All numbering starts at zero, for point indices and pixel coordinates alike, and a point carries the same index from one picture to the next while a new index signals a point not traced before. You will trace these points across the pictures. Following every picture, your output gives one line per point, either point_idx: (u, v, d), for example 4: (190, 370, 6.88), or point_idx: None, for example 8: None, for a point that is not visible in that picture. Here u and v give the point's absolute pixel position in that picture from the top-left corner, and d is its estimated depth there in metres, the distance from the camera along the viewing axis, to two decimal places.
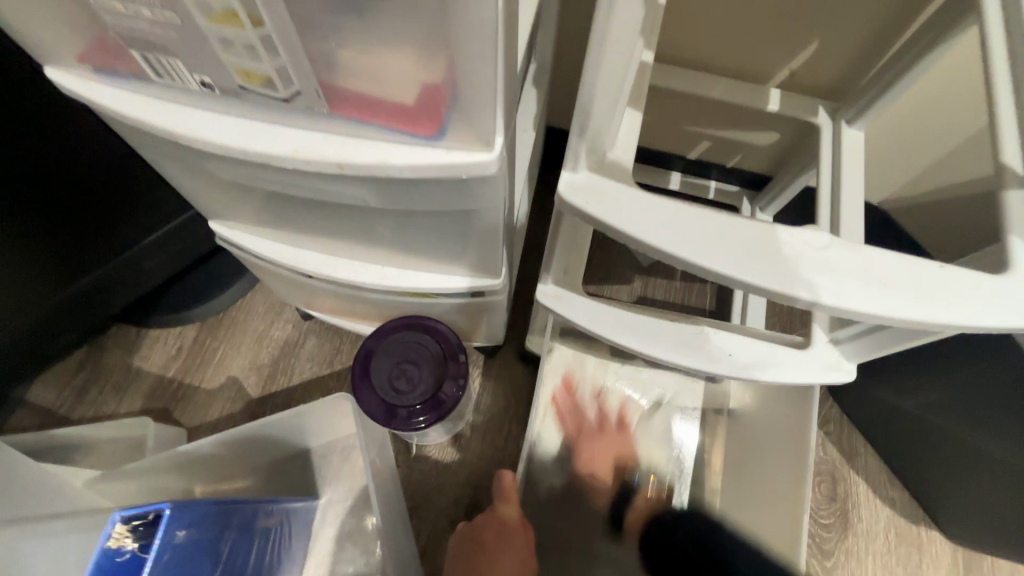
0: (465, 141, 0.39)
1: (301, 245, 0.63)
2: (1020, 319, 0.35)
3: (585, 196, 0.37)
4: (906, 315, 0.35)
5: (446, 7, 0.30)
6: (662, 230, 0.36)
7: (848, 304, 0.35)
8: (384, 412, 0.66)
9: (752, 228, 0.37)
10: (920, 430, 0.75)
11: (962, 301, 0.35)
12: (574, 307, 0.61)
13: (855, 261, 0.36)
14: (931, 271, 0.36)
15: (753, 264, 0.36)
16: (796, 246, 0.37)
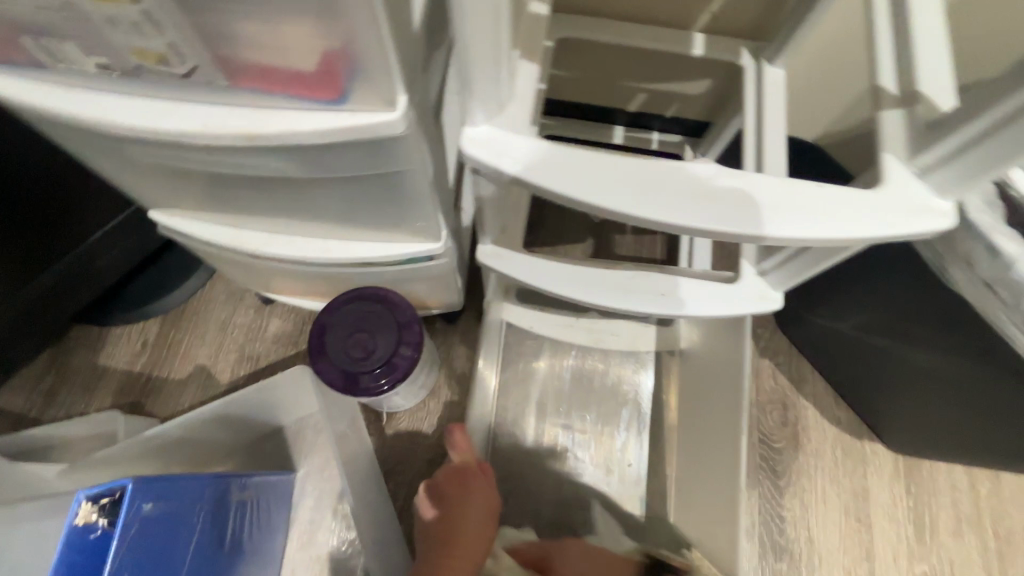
0: (368, 103, 0.40)
1: (242, 225, 0.64)
2: (886, 228, 0.38)
3: (488, 148, 0.39)
4: (786, 234, 0.38)
5: None
6: (557, 174, 0.39)
7: (729, 228, 0.38)
8: (345, 380, 0.67)
9: (641, 166, 0.39)
10: (856, 351, 0.80)
11: (833, 216, 0.39)
12: (513, 262, 0.63)
13: (741, 188, 0.39)
14: (804, 192, 0.39)
15: (646, 198, 0.38)
16: (686, 178, 0.39)
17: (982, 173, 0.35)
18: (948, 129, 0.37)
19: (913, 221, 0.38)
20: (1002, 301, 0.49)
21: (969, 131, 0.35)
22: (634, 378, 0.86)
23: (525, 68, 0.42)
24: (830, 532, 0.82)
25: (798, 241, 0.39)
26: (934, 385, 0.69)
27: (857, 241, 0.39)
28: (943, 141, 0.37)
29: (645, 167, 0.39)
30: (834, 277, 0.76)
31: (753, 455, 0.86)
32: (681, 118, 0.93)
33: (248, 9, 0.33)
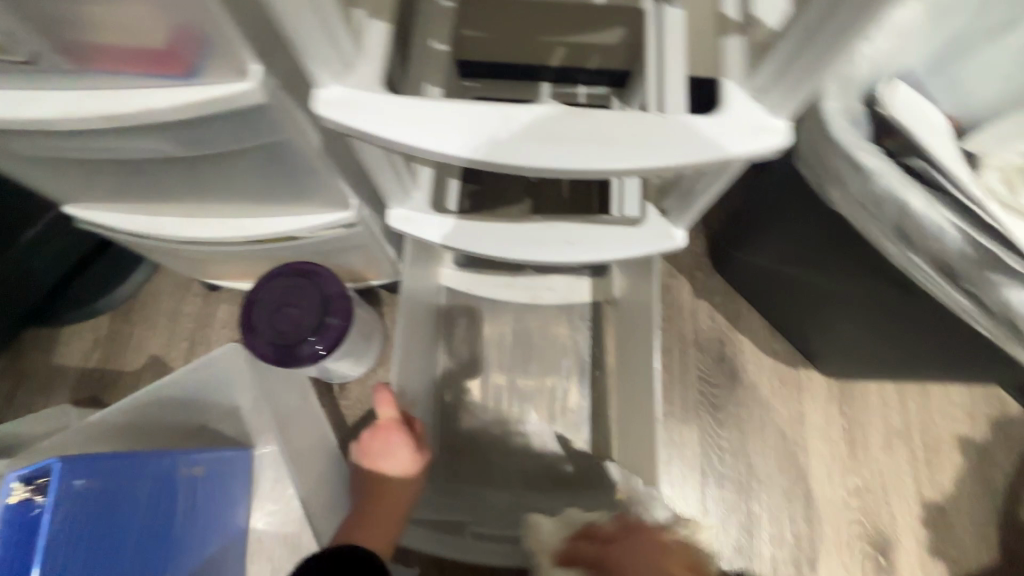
0: (220, 74, 0.41)
1: (155, 212, 0.65)
2: (726, 149, 0.39)
3: (337, 108, 0.40)
4: (629, 163, 0.38)
5: None
6: (405, 128, 0.40)
7: (572, 165, 0.39)
8: (276, 354, 0.69)
9: (488, 112, 0.40)
10: (780, 284, 0.82)
11: (674, 142, 0.39)
12: (424, 224, 0.62)
13: (586, 123, 0.40)
14: (648, 121, 0.40)
15: (490, 142, 0.39)
16: (532, 119, 0.40)
17: (805, 84, 0.37)
18: (774, 48, 0.38)
19: (750, 140, 0.39)
20: (874, 215, 0.51)
21: (788, 44, 0.36)
22: (574, 329, 0.89)
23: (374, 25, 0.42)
24: (768, 455, 0.87)
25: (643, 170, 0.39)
26: (847, 307, 0.72)
27: (701, 166, 0.39)
28: (770, 59, 0.38)
29: (490, 111, 0.40)
30: (751, 212, 0.78)
31: (692, 392, 0.89)
32: (608, 71, 0.91)
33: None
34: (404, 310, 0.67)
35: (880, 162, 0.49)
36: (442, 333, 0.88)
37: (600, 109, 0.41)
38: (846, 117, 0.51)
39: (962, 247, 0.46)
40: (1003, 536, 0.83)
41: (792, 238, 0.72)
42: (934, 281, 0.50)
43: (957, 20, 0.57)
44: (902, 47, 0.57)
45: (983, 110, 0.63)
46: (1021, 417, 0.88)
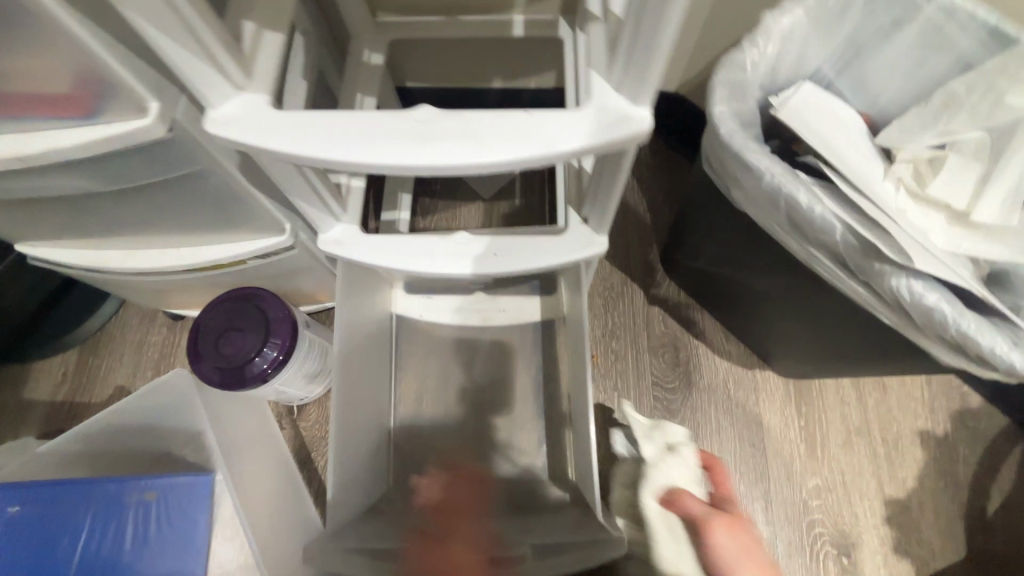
0: (122, 113, 0.44)
1: (99, 245, 0.68)
2: (592, 137, 0.40)
3: (220, 126, 0.41)
4: (499, 157, 0.40)
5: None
6: (284, 138, 0.41)
7: (444, 162, 0.40)
8: (221, 376, 0.71)
9: (365, 118, 0.41)
10: (721, 288, 0.82)
11: (543, 134, 0.40)
12: (352, 247, 0.64)
13: (458, 123, 0.41)
14: (518, 116, 0.41)
15: (366, 147, 0.40)
16: (407, 123, 0.41)
17: (647, 77, 0.38)
18: (619, 53, 0.39)
19: (618, 130, 0.40)
20: (771, 212, 0.52)
21: (627, 45, 0.38)
22: (526, 340, 0.90)
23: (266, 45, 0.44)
24: (726, 458, 0.86)
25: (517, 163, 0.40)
26: (777, 307, 0.72)
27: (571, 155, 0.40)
28: (617, 59, 0.40)
29: (369, 118, 0.42)
30: (686, 217, 0.79)
31: (648, 398, 0.89)
32: (546, 89, 0.93)
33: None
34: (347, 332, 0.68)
35: (768, 162, 0.50)
36: (396, 350, 0.89)
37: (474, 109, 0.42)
38: (735, 119, 0.53)
39: (846, 238, 0.47)
40: (969, 531, 0.82)
41: (718, 241, 0.73)
42: (835, 273, 0.51)
43: (849, 21, 0.59)
44: (800, 49, 0.59)
45: (893, 105, 0.65)
46: (982, 409, 0.87)
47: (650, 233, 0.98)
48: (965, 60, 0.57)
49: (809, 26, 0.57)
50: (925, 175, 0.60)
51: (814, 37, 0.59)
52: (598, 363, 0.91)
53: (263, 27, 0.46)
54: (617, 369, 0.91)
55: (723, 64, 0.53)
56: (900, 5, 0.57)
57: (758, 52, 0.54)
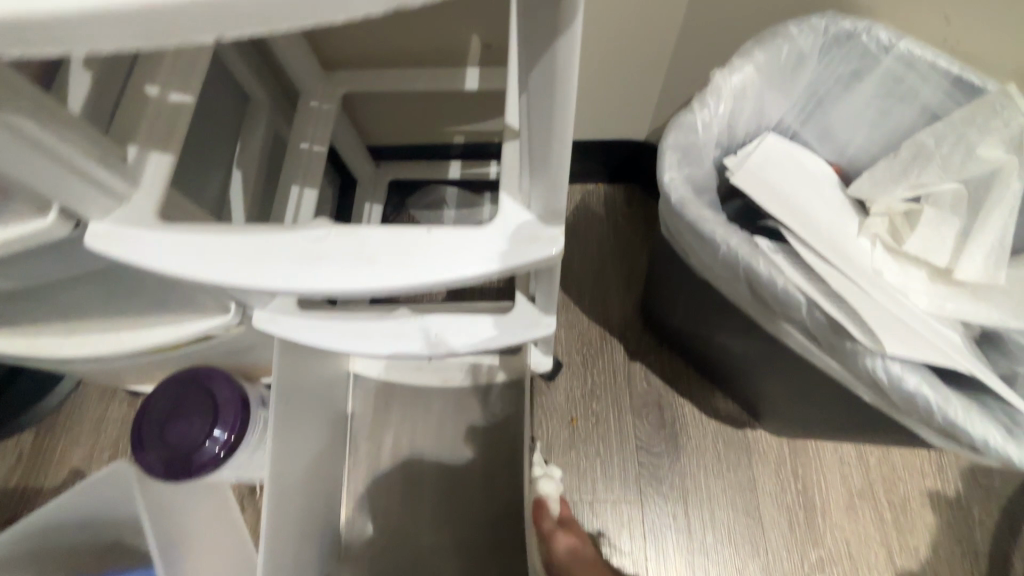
0: (19, 214, 0.41)
1: (35, 332, 0.64)
2: (485, 261, 0.40)
3: (105, 241, 0.40)
4: (393, 282, 0.40)
5: None
6: (178, 257, 0.40)
7: (336, 285, 0.40)
8: (168, 467, 0.66)
9: (261, 236, 0.41)
10: (700, 346, 0.78)
11: (438, 258, 0.40)
12: (286, 324, 0.59)
13: (353, 244, 0.41)
14: (416, 238, 0.41)
15: (258, 267, 0.40)
16: (303, 242, 0.41)
17: (553, 177, 0.35)
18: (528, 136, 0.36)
19: (511, 250, 0.40)
20: (732, 281, 0.48)
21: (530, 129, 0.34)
22: (500, 404, 0.85)
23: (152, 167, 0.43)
24: (721, 529, 0.80)
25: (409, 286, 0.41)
26: (757, 370, 0.67)
27: (466, 280, 0.41)
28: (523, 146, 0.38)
29: (265, 236, 0.41)
30: (659, 274, 0.75)
31: (631, 464, 0.84)
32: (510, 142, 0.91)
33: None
34: (286, 416, 0.63)
35: (727, 230, 0.46)
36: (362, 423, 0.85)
37: (372, 227, 0.42)
38: (688, 187, 0.49)
39: (814, 313, 0.43)
40: None
41: (692, 301, 0.69)
42: (806, 345, 0.47)
43: (805, 72, 0.56)
44: (756, 103, 0.57)
45: (863, 155, 0.61)
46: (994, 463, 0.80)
47: (629, 285, 0.94)
48: (930, 109, 0.54)
49: (761, 81, 0.55)
50: (902, 230, 0.56)
51: (771, 89, 0.56)
52: (579, 428, 0.86)
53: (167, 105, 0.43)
54: (599, 433, 0.85)
55: (671, 127, 0.50)
56: (857, 57, 0.54)
57: (708, 113, 0.51)
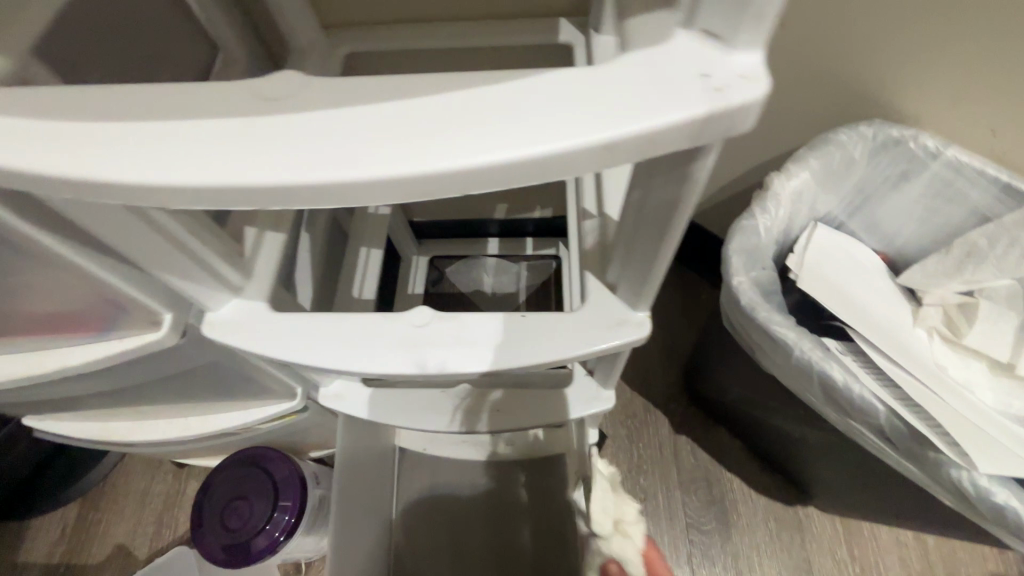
0: (133, 327, 0.44)
1: (106, 418, 0.66)
2: (583, 345, 0.37)
3: (217, 329, 0.41)
4: (490, 366, 0.38)
5: (29, 259, 0.36)
6: (276, 343, 0.40)
7: (435, 368, 0.38)
8: (227, 553, 0.66)
9: (358, 322, 0.40)
10: (751, 423, 0.77)
11: (537, 343, 0.38)
12: (353, 405, 0.58)
13: (451, 329, 0.39)
14: (513, 323, 0.39)
15: (356, 352, 0.39)
16: (400, 326, 0.40)
17: (649, 284, 0.34)
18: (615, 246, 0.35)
19: (610, 336, 0.37)
20: (805, 385, 0.49)
21: (620, 249, 0.34)
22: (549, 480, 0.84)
23: (270, 243, 0.43)
24: None
25: (421, 374, 0.38)
26: (818, 454, 0.67)
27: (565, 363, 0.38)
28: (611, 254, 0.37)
29: (361, 322, 0.40)
30: (709, 352, 0.76)
31: (682, 543, 0.82)
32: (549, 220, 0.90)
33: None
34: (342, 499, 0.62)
35: (795, 334, 0.48)
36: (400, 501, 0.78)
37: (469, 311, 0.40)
38: (755, 290, 0.51)
39: (893, 422, 0.44)
40: None
41: (749, 382, 0.69)
42: (881, 448, 0.47)
43: (854, 173, 0.60)
44: (811, 202, 0.59)
45: (909, 246, 0.64)
46: None
47: (669, 356, 0.95)
48: (980, 212, 0.56)
49: (816, 184, 0.58)
50: (959, 323, 0.57)
51: (822, 190, 0.59)
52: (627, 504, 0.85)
53: (271, 217, 0.45)
54: (648, 509, 0.85)
55: (734, 234, 0.52)
56: (905, 161, 0.57)
57: (769, 217, 0.54)
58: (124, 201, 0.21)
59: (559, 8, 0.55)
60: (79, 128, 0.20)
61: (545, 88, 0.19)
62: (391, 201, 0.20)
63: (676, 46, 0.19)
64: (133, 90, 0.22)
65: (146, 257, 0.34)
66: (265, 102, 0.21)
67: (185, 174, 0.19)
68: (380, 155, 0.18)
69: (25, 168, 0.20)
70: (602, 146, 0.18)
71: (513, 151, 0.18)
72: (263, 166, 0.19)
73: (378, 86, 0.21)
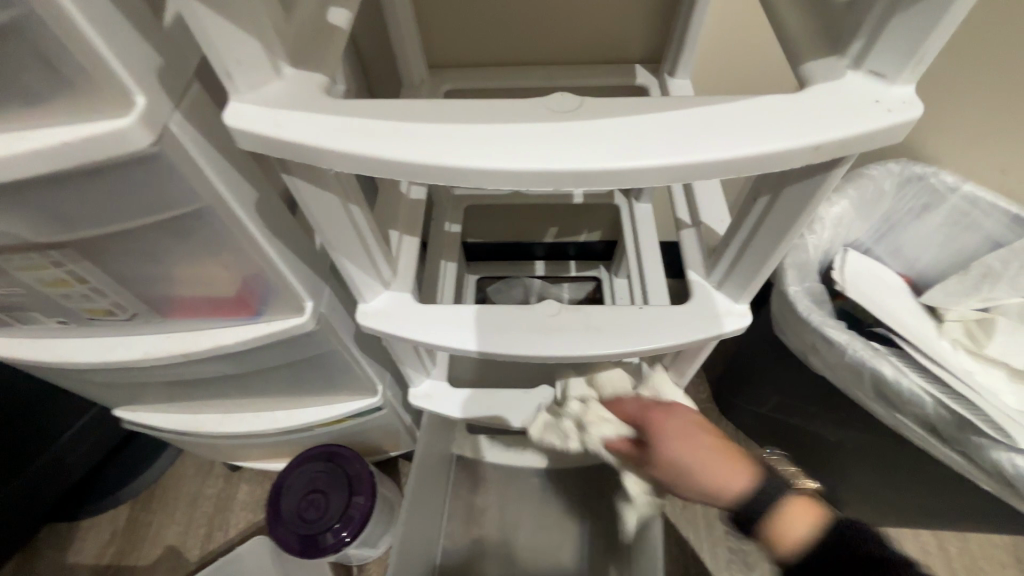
0: (280, 313, 0.50)
1: (198, 410, 0.70)
2: (693, 330, 0.45)
3: (375, 318, 0.47)
4: (613, 348, 0.45)
5: (225, 248, 0.42)
6: (432, 327, 0.47)
7: (572, 352, 0.45)
8: (302, 545, 0.69)
9: (494, 311, 0.47)
10: (786, 433, 0.83)
11: (652, 331, 0.45)
12: (445, 401, 0.61)
13: (582, 318, 0.46)
14: (631, 314, 0.46)
15: (502, 338, 0.46)
16: (537, 316, 0.47)
17: (753, 280, 0.43)
18: (728, 244, 0.44)
19: (717, 324, 0.45)
20: (855, 382, 0.56)
21: (735, 248, 0.44)
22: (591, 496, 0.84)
23: (408, 247, 0.51)
24: None
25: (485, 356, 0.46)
26: (854, 458, 0.73)
27: (676, 347, 0.45)
28: (722, 253, 0.46)
29: (500, 314, 0.47)
30: (747, 364, 0.82)
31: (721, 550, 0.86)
32: (593, 245, 0.97)
33: (165, 258, 0.42)
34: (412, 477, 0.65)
35: (847, 336, 0.55)
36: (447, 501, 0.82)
37: (589, 305, 0.48)
38: (807, 298, 0.59)
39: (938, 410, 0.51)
40: None
41: (788, 391, 0.76)
42: (923, 437, 0.54)
43: (883, 203, 0.69)
44: (847, 226, 0.69)
45: (931, 271, 0.73)
46: None
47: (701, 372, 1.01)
48: (993, 238, 0.65)
49: (853, 210, 0.67)
50: (978, 337, 0.64)
51: (859, 216, 0.68)
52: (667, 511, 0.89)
53: (403, 224, 0.52)
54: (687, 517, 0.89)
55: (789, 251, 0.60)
56: (927, 194, 0.66)
57: (816, 237, 0.63)
58: (440, 182, 0.28)
59: (635, 56, 0.65)
60: (428, 129, 0.28)
61: (768, 108, 0.29)
62: (659, 184, 0.28)
63: (853, 81, 0.30)
64: (431, 108, 0.30)
65: (336, 245, 0.40)
66: (552, 114, 0.30)
67: (518, 163, 0.27)
68: (669, 152, 0.27)
69: (397, 162, 0.28)
70: (816, 146, 0.28)
71: (757, 148, 0.27)
72: (592, 157, 0.27)
73: (630, 106, 0.30)
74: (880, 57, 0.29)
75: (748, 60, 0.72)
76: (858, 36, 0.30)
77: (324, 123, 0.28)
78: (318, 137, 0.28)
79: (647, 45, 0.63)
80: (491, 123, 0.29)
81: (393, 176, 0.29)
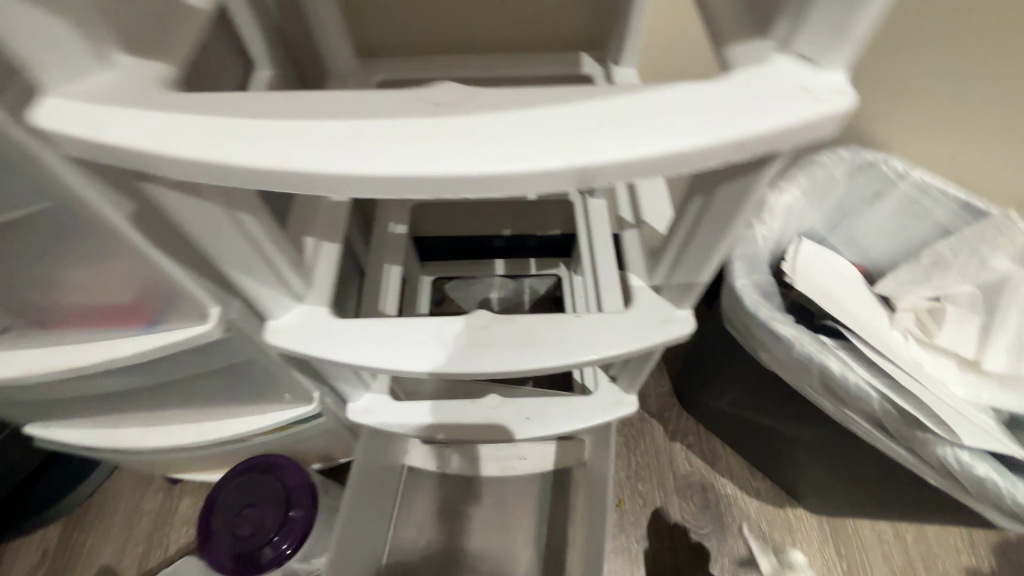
0: (182, 321, 0.45)
1: (119, 425, 0.65)
2: (632, 338, 0.42)
3: (287, 335, 0.43)
4: (545, 359, 0.41)
5: (101, 253, 0.37)
6: (350, 343, 0.43)
7: (503, 364, 0.41)
8: (236, 563, 0.65)
9: (420, 323, 0.44)
10: (744, 428, 0.82)
11: (587, 340, 0.42)
12: (384, 413, 0.58)
13: (513, 327, 0.43)
14: (566, 322, 0.43)
15: (428, 353, 0.42)
16: (465, 327, 0.44)
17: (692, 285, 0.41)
18: (667, 246, 0.42)
19: (658, 331, 0.43)
20: (804, 380, 0.54)
21: (672, 250, 0.41)
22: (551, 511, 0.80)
23: (326, 250, 0.47)
24: None
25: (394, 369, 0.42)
26: (809, 453, 0.72)
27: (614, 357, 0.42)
28: (663, 258, 0.43)
29: (427, 326, 0.44)
30: (705, 361, 0.80)
31: (682, 547, 0.85)
32: (551, 241, 0.94)
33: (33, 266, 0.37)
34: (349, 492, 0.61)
35: (795, 332, 0.53)
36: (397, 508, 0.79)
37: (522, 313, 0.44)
38: (756, 294, 0.57)
39: (884, 406, 0.50)
40: None
41: (743, 387, 0.74)
42: (871, 433, 0.53)
43: (836, 194, 0.67)
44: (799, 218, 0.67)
45: (885, 261, 0.72)
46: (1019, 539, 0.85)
47: (662, 367, 1.00)
48: (943, 226, 0.64)
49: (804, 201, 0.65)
50: (929, 326, 0.64)
51: (810, 206, 0.67)
52: (626, 509, 0.87)
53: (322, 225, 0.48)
54: (647, 515, 0.87)
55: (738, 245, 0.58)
56: (878, 184, 0.65)
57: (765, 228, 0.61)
58: (300, 186, 0.25)
59: (579, 41, 0.61)
60: (291, 126, 0.25)
61: (680, 100, 0.26)
62: (556, 186, 0.25)
63: (782, 66, 0.27)
64: (304, 101, 0.27)
65: (227, 255, 0.36)
66: (436, 106, 0.27)
67: (393, 163, 0.24)
68: (563, 150, 0.24)
69: (251, 164, 0.24)
70: (733, 143, 0.25)
71: (667, 146, 0.24)
72: (481, 158, 0.24)
73: (530, 99, 0.27)
74: (809, 41, 0.26)
75: (699, 47, 0.69)
76: (784, 14, 0.27)
77: (168, 115, 0.24)
78: (157, 132, 0.24)
79: (591, 29, 0.60)
80: (370, 117, 0.25)
81: (250, 183, 0.25)
